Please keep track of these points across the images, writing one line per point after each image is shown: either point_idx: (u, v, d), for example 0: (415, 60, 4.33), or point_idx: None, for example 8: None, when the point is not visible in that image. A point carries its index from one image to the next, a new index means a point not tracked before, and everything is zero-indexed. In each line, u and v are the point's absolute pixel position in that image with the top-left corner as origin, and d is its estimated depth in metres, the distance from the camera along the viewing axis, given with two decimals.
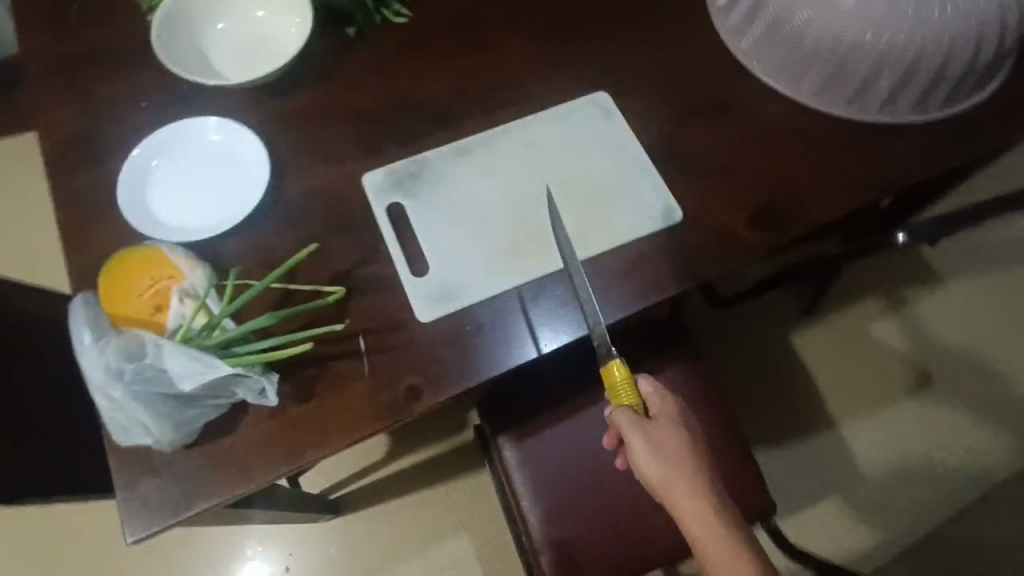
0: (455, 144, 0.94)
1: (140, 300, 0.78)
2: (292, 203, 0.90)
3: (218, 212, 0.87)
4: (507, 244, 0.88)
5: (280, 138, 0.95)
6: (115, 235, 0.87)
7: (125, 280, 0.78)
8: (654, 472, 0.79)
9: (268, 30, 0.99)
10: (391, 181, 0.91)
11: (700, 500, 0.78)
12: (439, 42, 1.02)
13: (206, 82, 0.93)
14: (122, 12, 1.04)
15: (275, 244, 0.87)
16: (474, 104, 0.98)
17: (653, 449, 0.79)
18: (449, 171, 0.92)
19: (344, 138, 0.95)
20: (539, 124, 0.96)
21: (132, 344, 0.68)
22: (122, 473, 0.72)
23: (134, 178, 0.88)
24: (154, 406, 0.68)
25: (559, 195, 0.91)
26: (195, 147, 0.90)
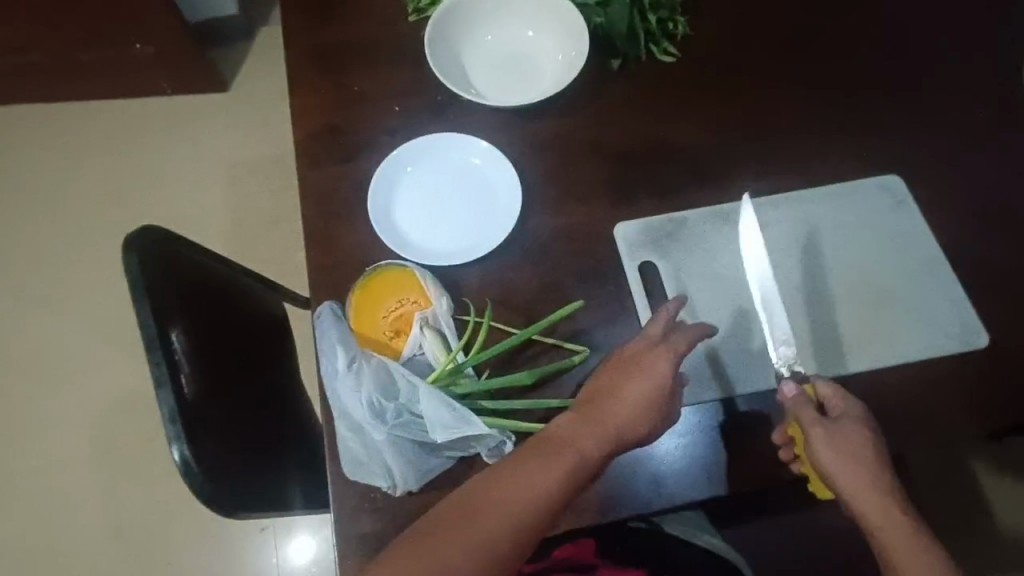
0: (719, 209, 0.86)
1: (383, 321, 0.73)
2: (537, 241, 0.84)
3: (463, 238, 0.83)
4: (762, 334, 0.79)
5: (529, 167, 0.89)
6: (354, 240, 0.83)
7: (372, 297, 0.74)
8: (842, 476, 0.67)
9: (535, 52, 0.94)
10: (645, 238, 0.83)
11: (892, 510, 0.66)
12: (707, 91, 0.93)
13: (468, 97, 0.88)
14: (383, 3, 0.99)
15: (515, 282, 0.81)
16: (741, 166, 0.88)
17: (839, 453, 0.67)
18: (708, 238, 0.84)
19: (596, 178, 0.88)
20: (812, 204, 0.86)
21: (391, 374, 0.66)
22: (341, 505, 0.66)
23: (387, 182, 0.84)
24: (398, 444, 0.65)
25: (825, 291, 0.82)
26: (452, 161, 0.86)
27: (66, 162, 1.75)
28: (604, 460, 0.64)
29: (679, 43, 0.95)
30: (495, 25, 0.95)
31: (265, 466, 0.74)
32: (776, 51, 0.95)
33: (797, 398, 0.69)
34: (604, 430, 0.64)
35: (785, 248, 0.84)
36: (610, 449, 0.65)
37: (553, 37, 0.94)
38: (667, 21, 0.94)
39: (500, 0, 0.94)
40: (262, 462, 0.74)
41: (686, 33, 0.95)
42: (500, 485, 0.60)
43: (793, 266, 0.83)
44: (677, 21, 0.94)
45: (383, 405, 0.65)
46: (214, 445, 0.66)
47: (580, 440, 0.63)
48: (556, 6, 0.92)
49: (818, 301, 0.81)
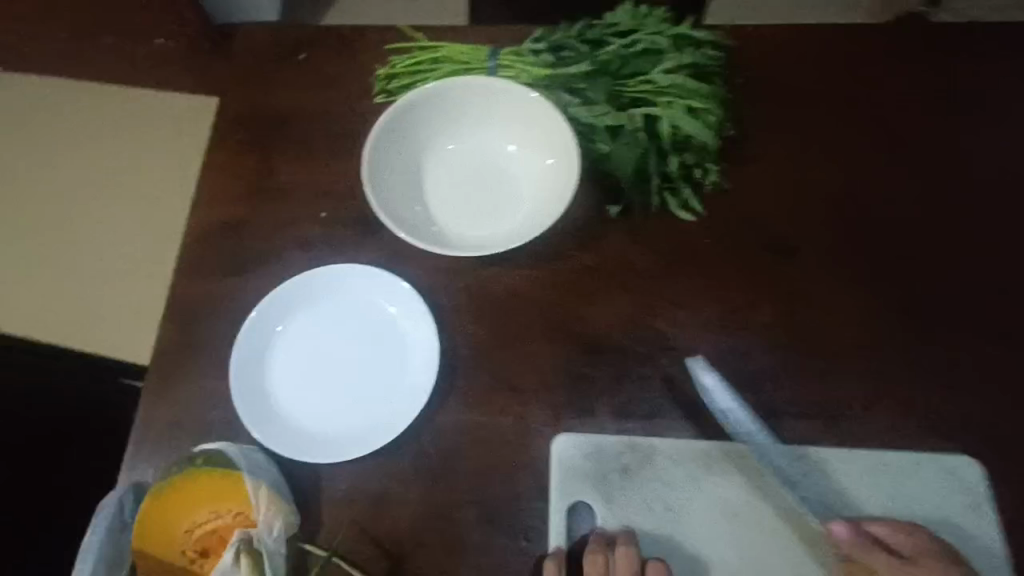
0: (699, 449, 0.60)
1: (189, 538, 0.53)
2: (439, 444, 0.61)
3: (343, 420, 0.61)
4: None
5: (465, 335, 0.66)
6: (210, 390, 0.63)
7: (179, 502, 0.53)
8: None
9: (510, 175, 0.72)
10: (586, 470, 0.60)
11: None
12: (728, 273, 0.68)
13: (403, 234, 0.66)
14: (346, 78, 0.79)
15: (391, 500, 0.58)
16: (753, 396, 0.62)
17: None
18: (673, 493, 0.59)
19: (545, 367, 0.64)
20: (840, 470, 0.59)
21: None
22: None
23: (264, 324, 0.64)
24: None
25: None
26: (357, 309, 0.65)
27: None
28: None
29: (704, 197, 0.71)
30: (472, 134, 0.73)
31: None
32: (836, 233, 0.68)
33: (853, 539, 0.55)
34: None
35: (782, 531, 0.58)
36: None
37: (539, 162, 0.71)
38: (694, 166, 0.69)
39: (480, 103, 0.72)
40: None
41: (718, 183, 0.70)
42: None
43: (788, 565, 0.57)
44: (707, 170, 0.70)
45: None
46: None
47: None
48: (550, 125, 0.70)
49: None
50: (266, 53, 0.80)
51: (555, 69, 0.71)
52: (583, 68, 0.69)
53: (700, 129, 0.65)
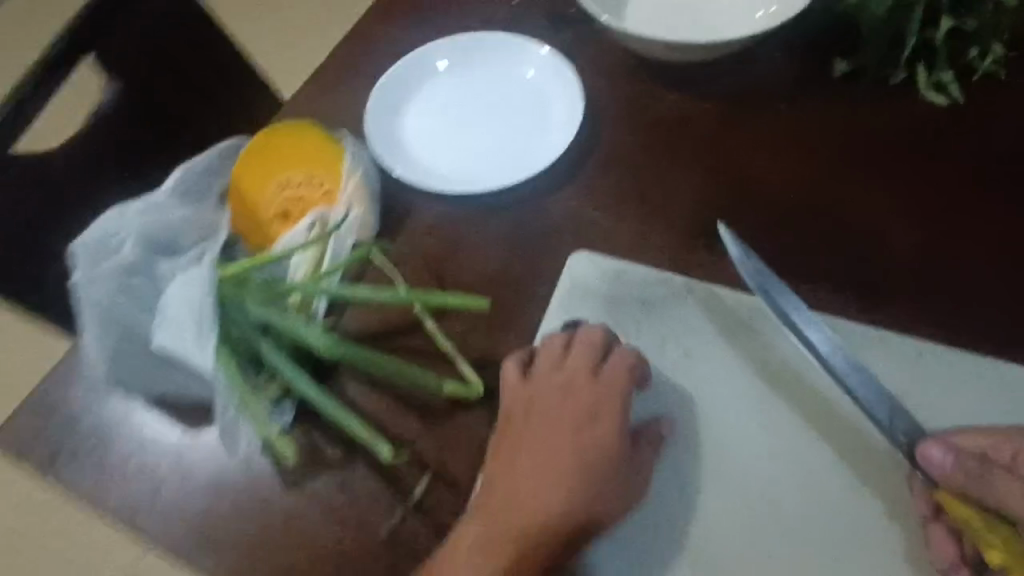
0: (745, 305, 0.50)
1: (275, 192, 0.51)
2: (537, 222, 0.54)
3: (451, 172, 0.57)
4: (725, 548, 0.44)
5: (610, 134, 0.58)
6: (344, 99, 0.63)
7: (278, 157, 0.52)
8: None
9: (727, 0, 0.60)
10: (603, 291, 0.51)
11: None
12: (957, 175, 0.53)
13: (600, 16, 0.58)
14: None
15: (468, 251, 0.54)
16: (931, 311, 0.49)
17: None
18: (714, 346, 0.49)
19: (688, 197, 0.54)
20: (912, 369, 0.48)
21: (175, 234, 0.49)
22: (55, 397, 0.50)
23: (419, 64, 0.60)
24: (114, 323, 0.46)
25: (884, 533, 0.43)
26: (505, 82, 0.59)
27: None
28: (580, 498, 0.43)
29: (969, 85, 0.55)
30: None
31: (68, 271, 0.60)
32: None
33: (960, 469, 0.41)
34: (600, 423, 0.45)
35: (841, 424, 0.46)
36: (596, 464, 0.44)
37: None
38: (971, 42, 0.54)
39: None
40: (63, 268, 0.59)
41: (995, 74, 0.54)
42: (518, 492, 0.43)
43: (843, 466, 0.45)
44: (986, 50, 0.54)
45: (129, 262, 0.47)
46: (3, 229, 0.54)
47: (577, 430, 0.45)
48: None
49: (862, 543, 0.43)
50: None
51: None
52: None
53: None
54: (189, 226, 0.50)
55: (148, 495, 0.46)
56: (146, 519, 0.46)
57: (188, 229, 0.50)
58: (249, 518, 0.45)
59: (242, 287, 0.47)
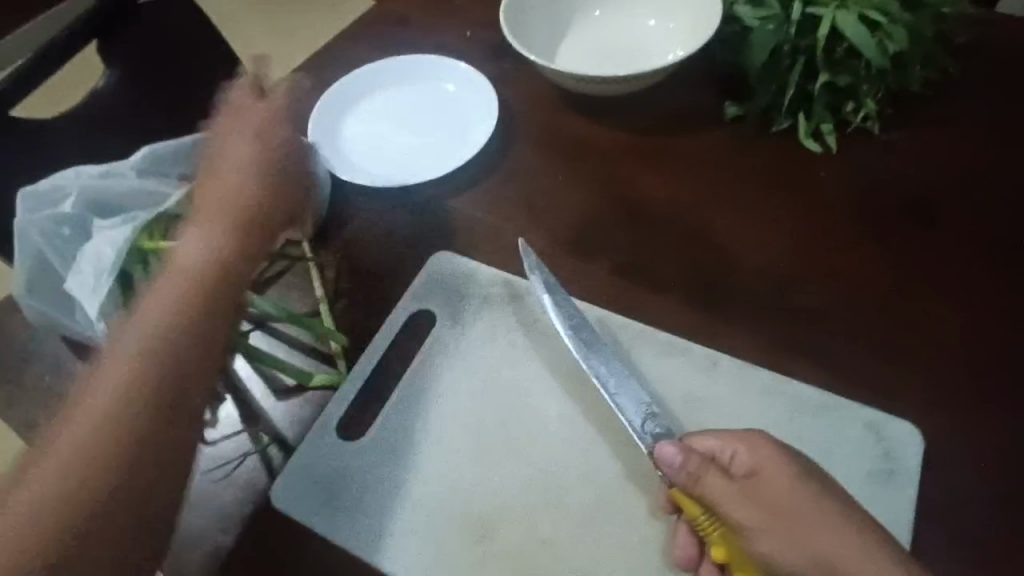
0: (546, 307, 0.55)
1: None
2: (436, 218, 0.61)
3: (374, 163, 0.65)
4: (498, 515, 0.47)
5: (514, 149, 0.64)
6: (303, 108, 0.72)
7: None
8: (197, 244, 0.46)
9: (641, 47, 0.68)
10: (447, 284, 0.57)
11: (193, 301, 0.43)
12: (819, 210, 0.57)
13: (511, 40, 0.66)
14: None
15: (369, 237, 0.60)
16: (766, 331, 0.52)
17: (222, 185, 0.49)
18: (517, 339, 0.54)
19: (571, 212, 0.60)
20: (704, 381, 0.50)
21: (114, 199, 0.52)
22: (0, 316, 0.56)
23: (373, 76, 0.70)
24: (36, 264, 0.50)
25: (648, 521, 0.45)
26: (440, 102, 0.68)
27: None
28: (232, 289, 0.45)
29: (844, 138, 0.60)
30: None
31: None
32: (981, 233, 0.54)
33: (685, 467, 0.40)
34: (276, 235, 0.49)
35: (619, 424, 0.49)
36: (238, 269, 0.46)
37: (681, 42, 0.66)
38: (846, 98, 0.59)
39: None
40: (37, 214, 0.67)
41: (869, 127, 0.60)
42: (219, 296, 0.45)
43: (613, 456, 0.48)
44: (860, 106, 0.59)
45: (67, 214, 0.50)
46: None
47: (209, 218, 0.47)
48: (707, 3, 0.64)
49: (627, 527, 0.45)
50: None
51: None
52: None
53: (870, 45, 0.55)
54: (131, 195, 0.53)
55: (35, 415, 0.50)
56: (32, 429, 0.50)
57: (130, 197, 0.53)
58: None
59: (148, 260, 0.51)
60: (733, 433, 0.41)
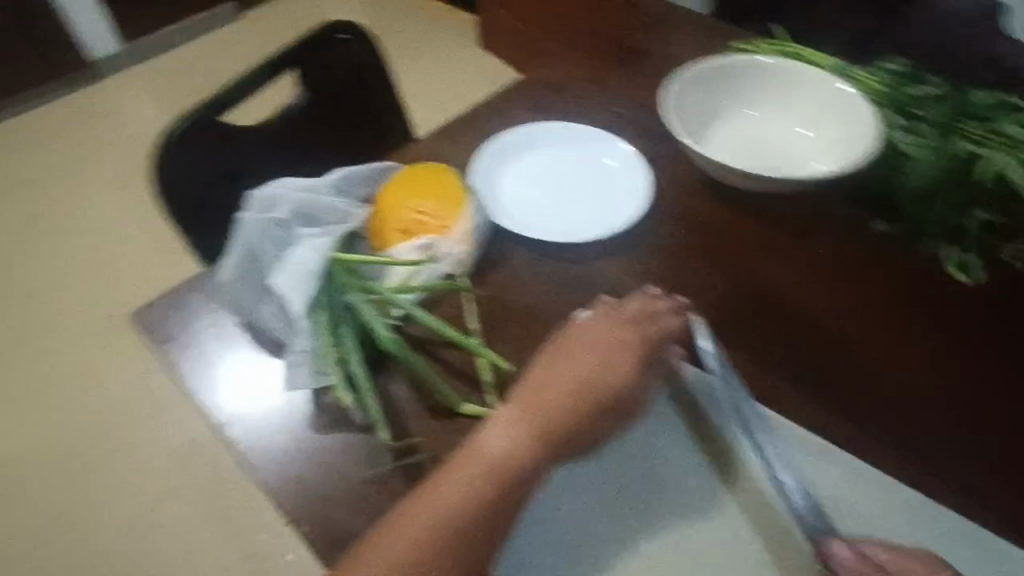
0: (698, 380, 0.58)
1: (406, 209, 0.63)
2: (585, 278, 0.64)
3: (525, 217, 0.69)
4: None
5: (661, 228, 0.68)
6: (460, 148, 0.77)
7: (420, 185, 0.64)
8: (502, 440, 0.47)
9: (793, 150, 0.71)
10: None
11: (490, 482, 0.46)
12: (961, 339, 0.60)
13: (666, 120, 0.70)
14: (706, 48, 0.88)
15: (520, 282, 0.64)
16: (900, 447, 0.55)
17: (587, 340, 0.51)
18: (665, 407, 0.57)
19: (715, 295, 0.63)
20: (846, 483, 0.55)
21: (318, 213, 0.59)
22: (183, 295, 0.61)
23: (527, 134, 0.74)
24: (246, 259, 0.57)
25: None
26: (592, 170, 0.72)
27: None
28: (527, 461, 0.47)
29: (994, 270, 0.62)
30: (776, 101, 0.73)
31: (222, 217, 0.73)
32: None
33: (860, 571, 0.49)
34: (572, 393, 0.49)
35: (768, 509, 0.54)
36: (540, 447, 0.48)
37: (830, 155, 0.70)
38: (998, 232, 0.61)
39: (805, 86, 0.72)
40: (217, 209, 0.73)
41: (1016, 264, 0.61)
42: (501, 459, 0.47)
43: (763, 544, 0.53)
44: (1012, 243, 0.61)
45: (281, 220, 0.58)
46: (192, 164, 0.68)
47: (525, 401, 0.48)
48: (860, 124, 0.68)
49: None
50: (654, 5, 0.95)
51: (902, 83, 0.69)
52: (934, 92, 0.66)
53: None
54: (331, 211, 0.60)
55: (224, 400, 0.55)
56: (217, 406, 0.55)
57: (330, 213, 0.60)
58: (288, 441, 0.53)
59: (344, 272, 0.57)
60: (894, 554, 0.51)
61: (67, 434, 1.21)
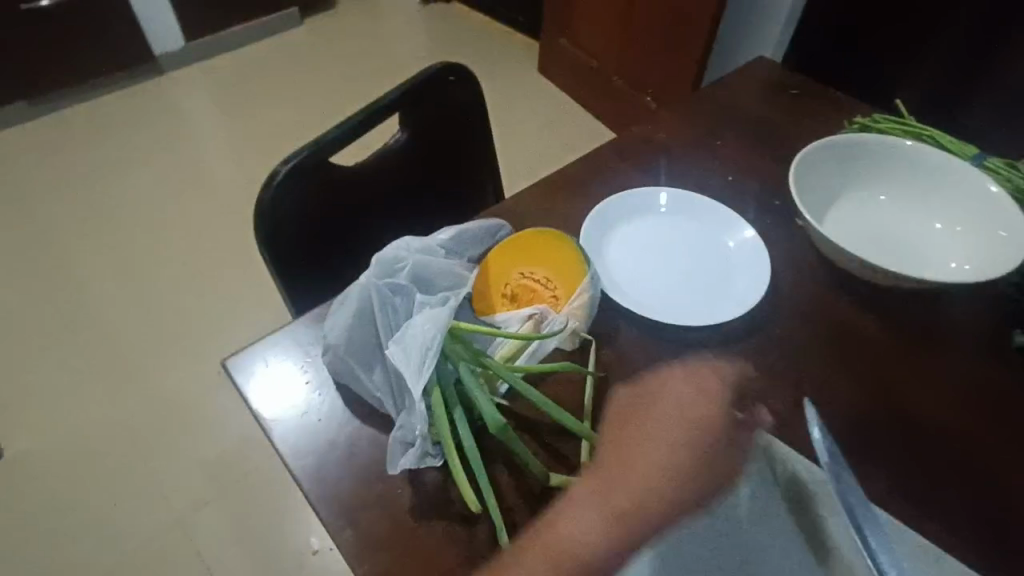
0: (810, 476, 0.48)
1: (519, 276, 0.60)
2: (700, 362, 0.60)
3: (637, 290, 0.65)
4: None
5: (781, 312, 0.64)
6: (565, 204, 0.74)
7: (540, 253, 0.60)
8: (574, 521, 0.46)
9: (923, 244, 0.67)
10: None
11: (566, 565, 0.44)
12: None
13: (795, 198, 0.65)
14: (818, 128, 0.86)
15: (630, 362, 0.60)
16: None
17: (667, 409, 0.53)
18: None
19: (843, 393, 0.58)
20: None
21: (434, 279, 0.58)
22: (280, 348, 0.60)
23: (640, 200, 0.71)
24: (361, 326, 0.55)
25: None
26: (705, 244, 0.69)
27: (492, 30, 2.37)
28: (605, 531, 0.45)
29: None
30: (908, 187, 0.70)
31: (321, 262, 0.72)
32: None
33: None
34: (655, 459, 0.48)
35: None
36: (618, 517, 0.45)
37: (967, 251, 0.65)
38: None
39: (943, 176, 0.68)
40: (318, 256, 0.71)
41: None
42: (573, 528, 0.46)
43: None
44: None
45: (399, 285, 0.56)
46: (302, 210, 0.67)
47: (606, 477, 0.48)
48: (1005, 220, 0.63)
49: None
50: (764, 77, 0.93)
51: None
52: None
53: None
54: (444, 277, 0.58)
55: (283, 413, 0.56)
56: (314, 479, 0.53)
57: (443, 277, 0.58)
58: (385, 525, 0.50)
59: (454, 342, 0.53)
60: None
61: (140, 460, 1.29)
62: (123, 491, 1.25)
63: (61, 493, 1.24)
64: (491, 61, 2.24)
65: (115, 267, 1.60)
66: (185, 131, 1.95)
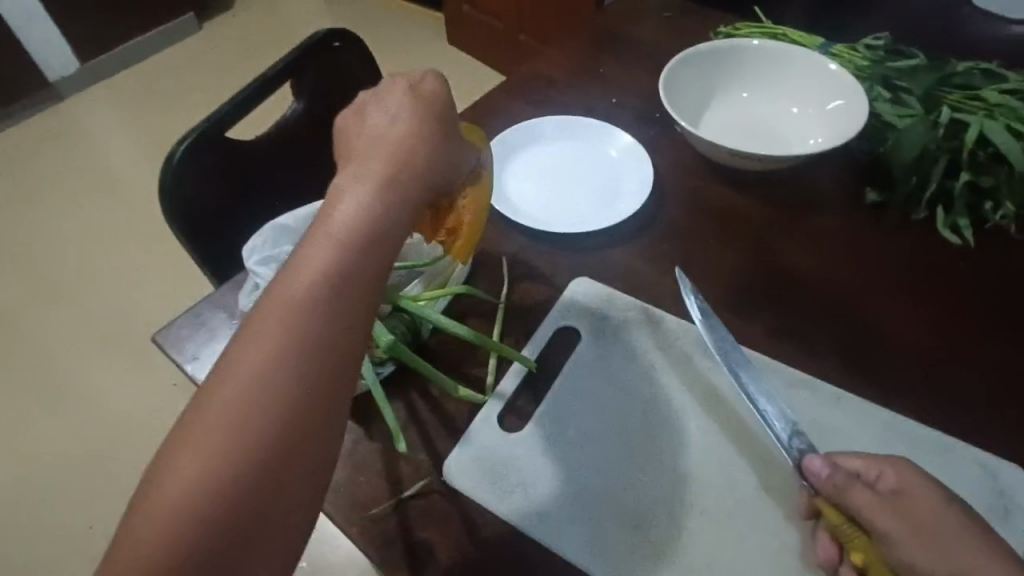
0: (686, 334, 0.59)
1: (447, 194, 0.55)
2: (598, 261, 0.66)
3: (538, 210, 0.71)
4: (643, 505, 0.50)
5: (668, 211, 0.70)
6: None
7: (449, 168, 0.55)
8: (351, 202, 0.41)
9: (786, 128, 0.75)
10: (592, 309, 0.61)
11: (357, 246, 0.39)
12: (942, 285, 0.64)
13: (665, 105, 0.71)
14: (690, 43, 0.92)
15: (535, 271, 0.65)
16: (909, 392, 0.57)
17: (398, 101, 0.48)
18: (654, 355, 0.58)
19: (726, 266, 0.65)
20: (828, 411, 0.55)
21: None
22: (212, 320, 0.63)
23: (529, 129, 0.76)
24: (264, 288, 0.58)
25: (785, 527, 0.49)
26: (593, 160, 0.75)
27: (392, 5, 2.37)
28: (356, 227, 0.40)
29: (981, 233, 0.66)
30: (766, 80, 0.76)
31: (238, 235, 0.74)
32: None
33: (832, 479, 0.44)
34: (397, 152, 0.44)
35: (755, 434, 0.53)
36: (375, 222, 0.41)
37: (821, 126, 0.72)
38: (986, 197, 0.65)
39: (795, 65, 0.75)
40: (234, 229, 0.74)
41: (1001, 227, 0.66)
42: (321, 248, 0.39)
43: (750, 470, 0.51)
44: (998, 206, 0.65)
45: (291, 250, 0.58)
46: (204, 185, 0.69)
47: (356, 178, 0.42)
48: (847, 92, 0.70)
49: (763, 535, 0.49)
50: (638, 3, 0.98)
51: (884, 58, 0.73)
52: (914, 62, 0.69)
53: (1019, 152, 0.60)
54: None
55: None
56: None
57: None
58: None
59: None
60: (878, 457, 0.45)
61: (106, 476, 1.29)
62: (94, 513, 1.25)
63: (30, 524, 1.24)
64: (396, 36, 2.24)
65: (43, 300, 1.57)
66: (94, 151, 1.89)
